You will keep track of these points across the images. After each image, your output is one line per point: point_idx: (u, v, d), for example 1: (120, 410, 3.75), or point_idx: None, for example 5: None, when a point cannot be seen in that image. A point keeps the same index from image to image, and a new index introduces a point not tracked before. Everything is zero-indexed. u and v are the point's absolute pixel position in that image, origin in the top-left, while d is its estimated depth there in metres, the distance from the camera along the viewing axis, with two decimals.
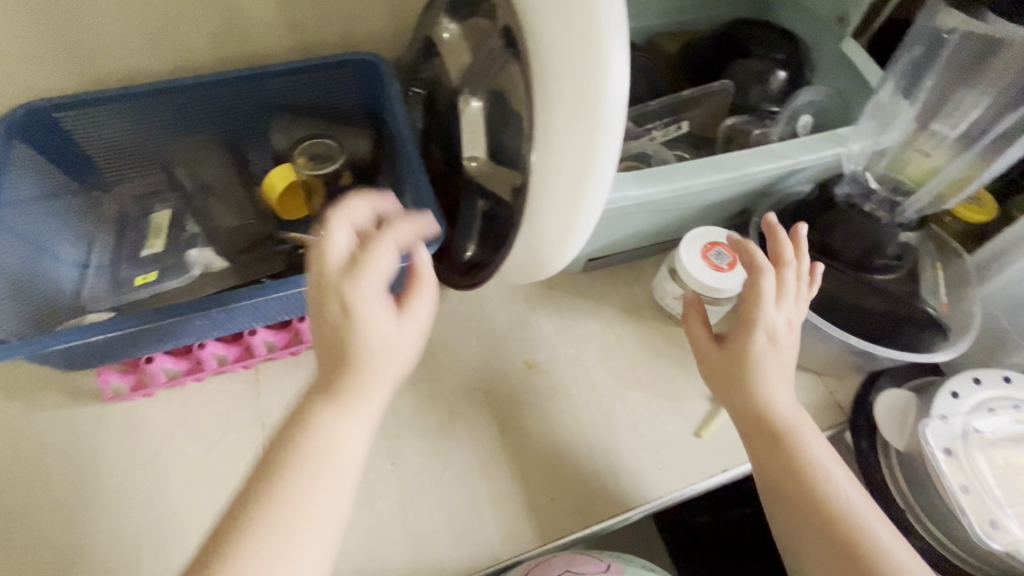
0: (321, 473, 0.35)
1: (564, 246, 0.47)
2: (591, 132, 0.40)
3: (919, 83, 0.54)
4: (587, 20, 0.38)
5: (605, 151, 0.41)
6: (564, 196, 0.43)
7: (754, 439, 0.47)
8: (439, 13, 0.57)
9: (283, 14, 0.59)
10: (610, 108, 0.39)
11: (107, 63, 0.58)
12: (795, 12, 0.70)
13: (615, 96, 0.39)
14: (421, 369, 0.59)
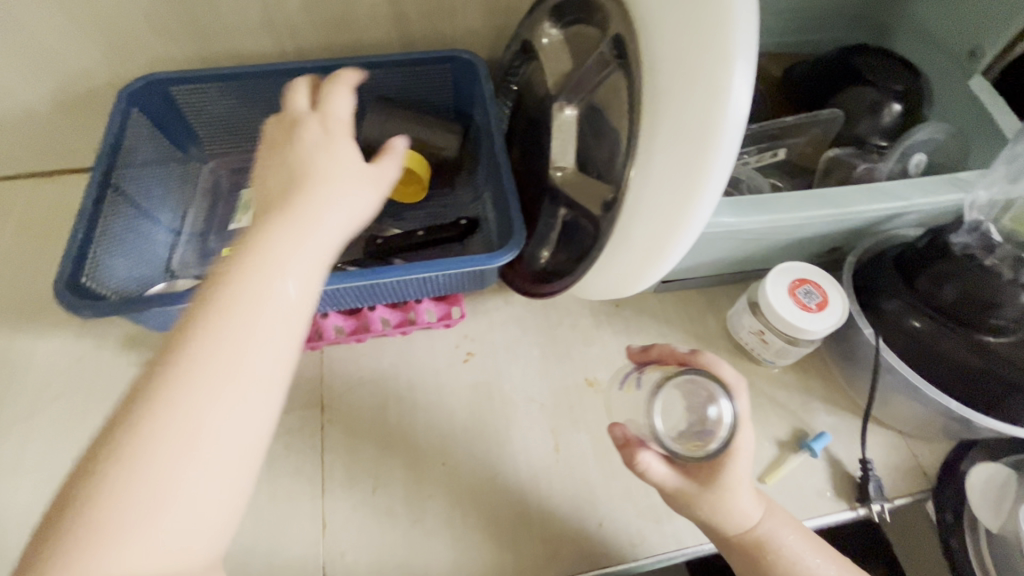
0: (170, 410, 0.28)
1: (652, 265, 0.45)
2: (702, 154, 0.38)
3: None
4: (716, 37, 0.36)
5: (713, 177, 0.39)
6: (662, 216, 0.42)
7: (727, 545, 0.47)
8: (543, 17, 0.56)
9: (390, 6, 0.60)
10: (727, 132, 0.37)
11: (222, 41, 0.60)
12: (918, 43, 0.65)
13: (734, 119, 0.37)
14: (481, 371, 0.59)
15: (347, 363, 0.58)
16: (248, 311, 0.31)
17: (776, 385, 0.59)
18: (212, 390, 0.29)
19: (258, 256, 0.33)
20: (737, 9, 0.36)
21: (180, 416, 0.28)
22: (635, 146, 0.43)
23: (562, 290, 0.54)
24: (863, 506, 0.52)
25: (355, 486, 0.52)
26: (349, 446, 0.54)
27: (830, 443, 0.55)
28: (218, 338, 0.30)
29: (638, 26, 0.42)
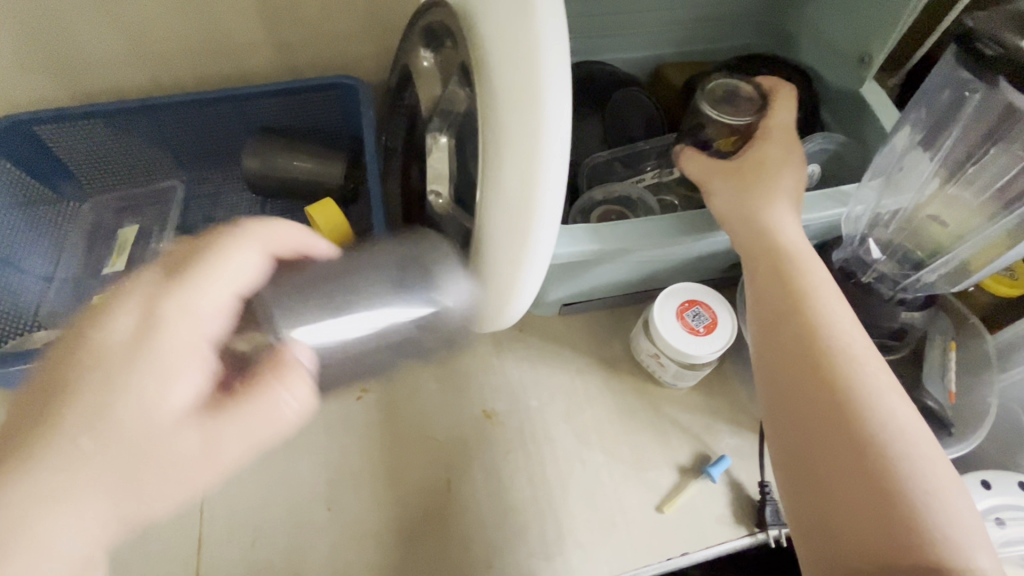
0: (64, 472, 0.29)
1: (508, 305, 0.44)
2: (530, 170, 0.36)
3: (941, 138, 0.45)
4: (529, 81, 0.34)
5: (546, 195, 0.37)
6: (509, 239, 0.39)
7: (792, 366, 0.39)
8: (416, 40, 0.54)
9: (264, 32, 0.58)
10: (548, 144, 0.35)
11: (88, 77, 0.58)
12: (816, 47, 0.63)
13: (554, 131, 0.35)
14: (375, 408, 0.57)
15: None
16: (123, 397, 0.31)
17: (680, 408, 0.58)
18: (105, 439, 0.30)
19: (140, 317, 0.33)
20: (542, 18, 0.34)
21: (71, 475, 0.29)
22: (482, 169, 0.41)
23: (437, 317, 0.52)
24: (761, 531, 0.51)
25: (234, 539, 0.50)
26: (231, 497, 0.52)
27: (731, 466, 0.54)
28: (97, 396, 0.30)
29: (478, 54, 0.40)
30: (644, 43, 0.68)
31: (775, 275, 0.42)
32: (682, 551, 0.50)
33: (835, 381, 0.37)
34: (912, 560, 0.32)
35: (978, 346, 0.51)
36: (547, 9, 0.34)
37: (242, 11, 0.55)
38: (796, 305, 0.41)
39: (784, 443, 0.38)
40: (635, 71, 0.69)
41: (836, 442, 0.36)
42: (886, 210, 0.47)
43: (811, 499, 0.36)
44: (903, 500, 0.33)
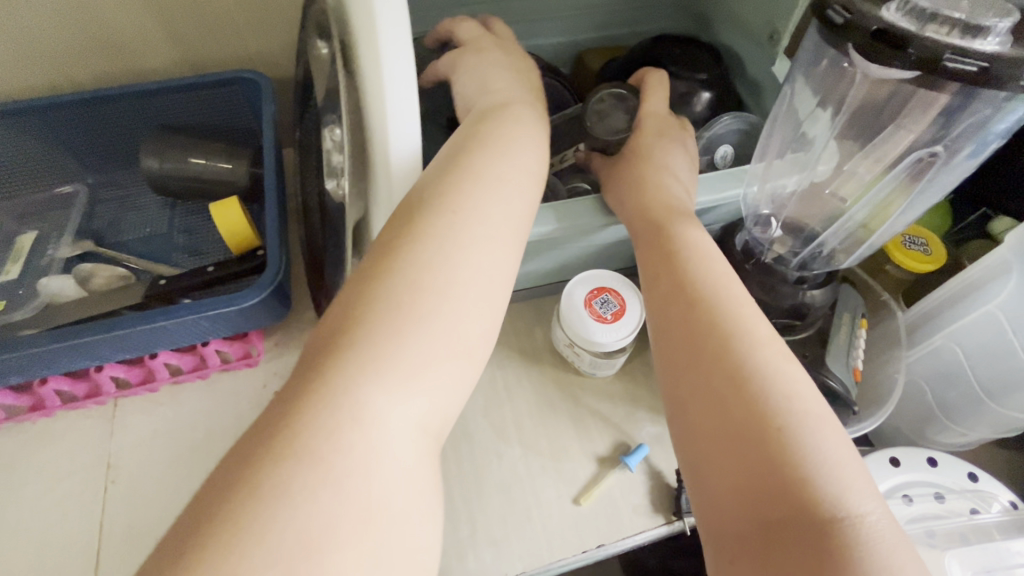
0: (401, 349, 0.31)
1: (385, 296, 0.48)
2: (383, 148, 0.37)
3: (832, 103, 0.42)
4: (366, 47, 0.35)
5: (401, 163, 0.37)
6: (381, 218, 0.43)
7: (677, 314, 0.38)
8: (313, 30, 0.52)
9: (161, 27, 0.56)
10: (395, 120, 0.35)
11: None
12: (732, 28, 0.63)
13: (398, 102, 0.35)
14: None
15: (139, 415, 0.54)
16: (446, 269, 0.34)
17: (600, 397, 0.57)
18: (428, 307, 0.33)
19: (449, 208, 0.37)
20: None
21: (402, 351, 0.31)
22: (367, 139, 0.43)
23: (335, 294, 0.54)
24: (678, 519, 0.50)
25: (135, 552, 0.48)
26: (135, 508, 0.50)
27: (649, 454, 0.53)
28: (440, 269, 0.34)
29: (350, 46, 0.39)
30: (562, 29, 0.67)
31: (670, 258, 0.41)
32: (598, 544, 0.49)
33: (726, 353, 0.35)
34: (803, 535, 0.29)
35: (890, 323, 0.51)
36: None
37: (131, 6, 0.53)
38: (687, 284, 0.39)
39: (677, 425, 0.36)
40: (557, 57, 0.69)
41: (723, 390, 0.34)
42: (784, 189, 0.48)
43: (699, 474, 0.34)
44: (791, 471, 0.30)
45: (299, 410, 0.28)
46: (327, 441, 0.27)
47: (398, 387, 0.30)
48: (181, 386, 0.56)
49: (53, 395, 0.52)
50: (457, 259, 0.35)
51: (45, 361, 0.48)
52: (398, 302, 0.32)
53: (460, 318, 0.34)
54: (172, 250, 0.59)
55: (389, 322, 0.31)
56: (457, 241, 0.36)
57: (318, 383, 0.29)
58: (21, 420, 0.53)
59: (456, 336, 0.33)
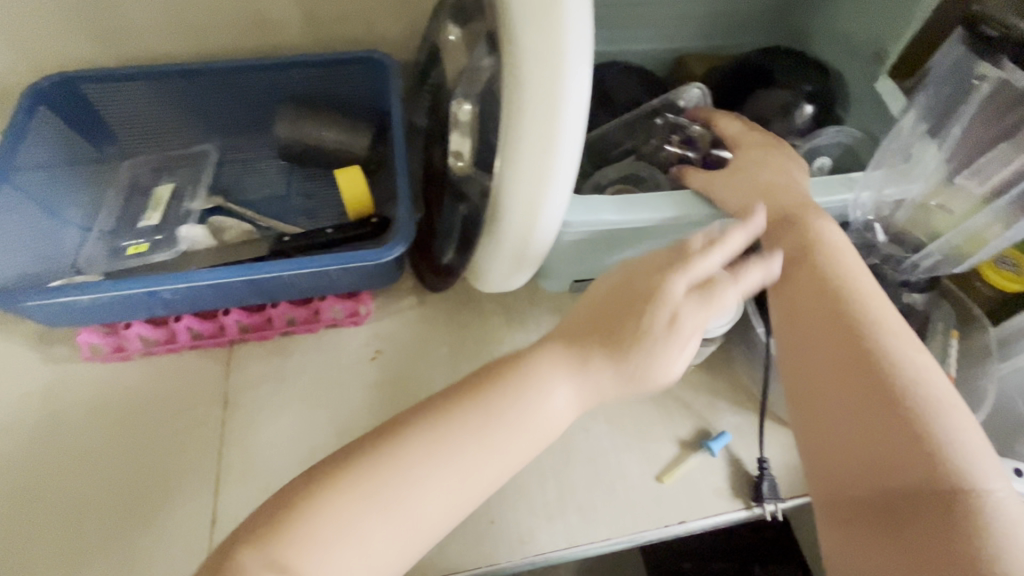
0: (416, 476, 0.36)
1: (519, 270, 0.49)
2: (545, 169, 0.40)
3: (947, 127, 0.48)
4: (547, 24, 0.36)
5: (566, 140, 0.39)
6: (517, 210, 0.43)
7: (801, 320, 0.43)
8: (445, 18, 0.57)
9: (302, 8, 0.61)
10: (571, 98, 0.38)
11: (136, 44, 0.61)
12: (833, 46, 0.65)
13: (575, 81, 0.37)
14: (387, 371, 0.59)
15: (254, 359, 0.58)
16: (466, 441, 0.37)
17: (682, 384, 0.59)
18: (443, 462, 0.37)
19: (551, 336, 0.41)
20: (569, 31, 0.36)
21: (411, 487, 0.36)
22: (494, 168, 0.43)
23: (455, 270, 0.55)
24: (758, 506, 0.52)
25: (249, 481, 0.52)
26: (249, 441, 0.54)
27: (731, 442, 0.55)
28: (467, 435, 0.38)
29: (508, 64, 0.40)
30: (664, 35, 0.70)
31: (803, 266, 0.44)
32: (679, 520, 0.52)
33: (857, 352, 0.40)
34: (926, 512, 0.35)
35: (983, 337, 0.52)
36: (574, 17, 0.36)
37: None
38: (818, 286, 0.43)
39: (801, 413, 0.41)
40: (655, 64, 0.72)
41: (849, 391, 0.39)
42: (892, 199, 0.49)
43: (824, 464, 0.39)
44: (918, 455, 0.36)
45: (334, 470, 0.36)
46: (304, 555, 0.33)
47: (399, 490, 0.36)
48: (292, 336, 0.60)
49: (184, 331, 0.57)
50: (496, 407, 0.38)
51: (189, 297, 0.53)
52: (443, 421, 0.38)
53: (501, 444, 0.38)
54: (291, 212, 0.63)
55: (416, 441, 0.37)
56: (472, 404, 0.39)
57: (345, 465, 0.36)
58: (150, 353, 0.57)
59: (444, 485, 0.37)
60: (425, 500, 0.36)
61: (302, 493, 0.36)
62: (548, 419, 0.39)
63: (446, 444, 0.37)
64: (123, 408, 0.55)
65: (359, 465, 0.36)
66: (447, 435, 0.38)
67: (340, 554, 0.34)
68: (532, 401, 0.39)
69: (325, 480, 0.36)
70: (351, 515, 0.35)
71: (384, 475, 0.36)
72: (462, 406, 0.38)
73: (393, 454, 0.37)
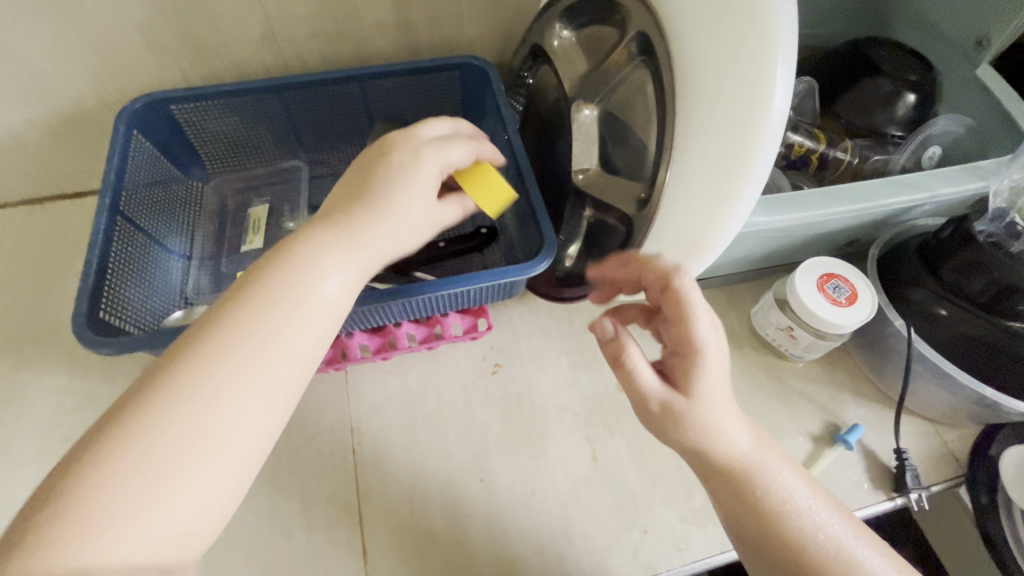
0: (207, 394, 0.29)
1: None
2: (724, 209, 0.39)
3: None
4: (756, 26, 0.35)
5: (766, 149, 0.37)
6: (695, 220, 0.41)
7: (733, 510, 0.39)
8: (554, 19, 0.55)
9: (396, 14, 0.58)
10: (776, 102, 0.35)
11: (222, 58, 0.58)
12: (921, 34, 0.65)
13: (781, 85, 0.35)
14: (510, 385, 0.58)
15: (373, 382, 0.57)
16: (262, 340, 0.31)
17: (803, 380, 0.59)
18: (244, 365, 0.30)
19: (334, 230, 0.35)
20: (776, 72, 0.35)
21: (206, 399, 0.29)
22: (659, 195, 0.44)
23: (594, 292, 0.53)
24: (900, 496, 0.53)
25: (393, 509, 0.51)
26: (384, 466, 0.53)
27: (863, 435, 0.56)
28: (231, 348, 0.30)
29: (688, 96, 0.40)
30: None
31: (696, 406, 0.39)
32: None
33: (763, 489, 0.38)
34: None
35: None
36: (783, 60, 0.35)
37: None
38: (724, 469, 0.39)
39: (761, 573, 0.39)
40: None
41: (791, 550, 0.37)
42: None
43: None
44: None
45: (138, 388, 0.29)
46: (144, 447, 0.27)
47: (190, 408, 0.29)
48: (407, 356, 0.58)
49: None
50: (262, 323, 0.31)
51: None
52: (243, 300, 0.32)
53: (256, 356, 0.31)
54: None
55: (218, 344, 0.30)
56: (316, 256, 0.34)
57: (151, 385, 0.29)
58: None
59: (247, 397, 0.30)
60: (246, 393, 0.30)
61: (123, 410, 0.28)
62: (275, 363, 0.31)
63: (275, 331, 0.31)
64: None
65: (219, 331, 0.31)
66: (241, 328, 0.31)
67: (147, 478, 0.27)
68: (315, 296, 0.33)
69: (174, 365, 0.29)
70: (196, 422, 0.28)
71: (182, 408, 0.28)
72: (235, 320, 0.31)
73: (186, 368, 0.29)
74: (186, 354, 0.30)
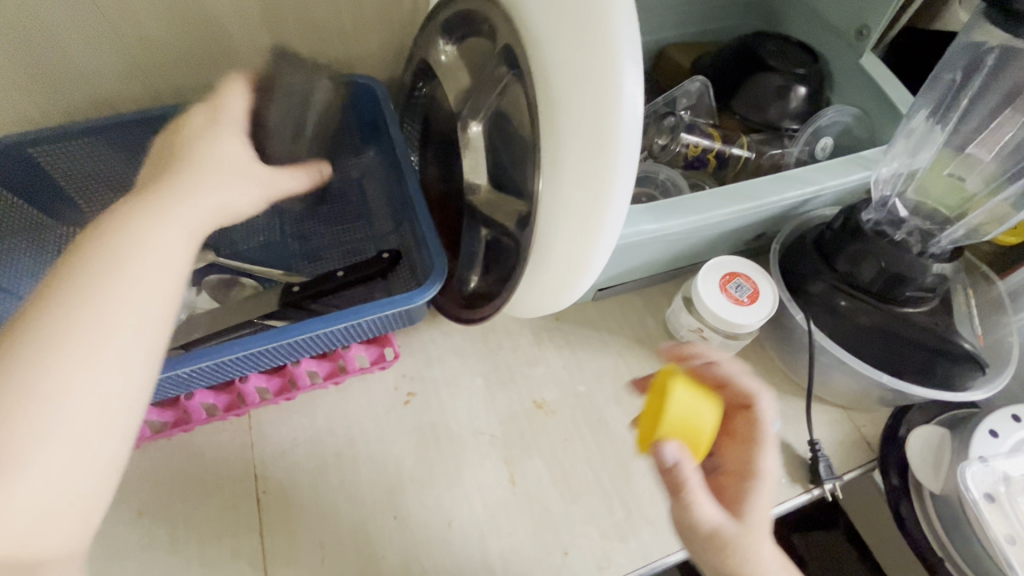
0: (77, 343, 0.28)
1: (567, 295, 0.45)
2: (598, 217, 0.39)
3: (954, 106, 0.50)
4: (597, 31, 0.34)
5: (627, 154, 0.36)
6: (572, 234, 0.40)
7: None
8: (436, 33, 0.53)
9: (273, 33, 0.56)
10: (629, 106, 0.35)
11: (85, 94, 0.54)
12: (809, 25, 0.66)
13: (630, 88, 0.35)
14: (424, 413, 0.56)
15: (279, 425, 0.54)
16: (113, 282, 0.30)
17: None
18: (108, 293, 0.29)
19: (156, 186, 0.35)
20: (623, 78, 0.34)
21: (81, 342, 0.28)
22: (536, 215, 0.42)
23: (494, 313, 0.51)
24: (816, 487, 0.53)
25: (301, 558, 0.48)
26: (292, 514, 0.50)
27: (778, 429, 0.56)
28: (91, 292, 0.29)
29: (551, 115, 0.38)
30: (648, 29, 0.69)
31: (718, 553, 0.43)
32: None
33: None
34: None
35: (992, 290, 0.55)
36: (628, 65, 0.34)
37: (250, 12, 0.53)
38: None
39: None
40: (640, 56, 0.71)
41: None
42: (921, 163, 0.52)
43: None
44: None
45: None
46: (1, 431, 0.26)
47: (52, 367, 0.27)
48: (314, 393, 0.56)
49: (198, 408, 0.51)
50: (118, 264, 0.30)
51: (206, 373, 0.48)
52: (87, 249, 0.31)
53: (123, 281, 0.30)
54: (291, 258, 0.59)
55: (74, 270, 0.30)
56: (127, 225, 0.32)
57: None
58: (161, 436, 0.52)
59: (101, 379, 0.28)
60: (121, 320, 0.29)
61: None
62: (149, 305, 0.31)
63: (97, 285, 0.29)
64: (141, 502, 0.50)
65: (64, 280, 0.29)
66: (86, 282, 0.29)
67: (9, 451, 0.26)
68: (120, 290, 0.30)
69: None
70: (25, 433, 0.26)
71: (45, 354, 0.27)
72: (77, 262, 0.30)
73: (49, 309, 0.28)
74: (43, 300, 0.29)
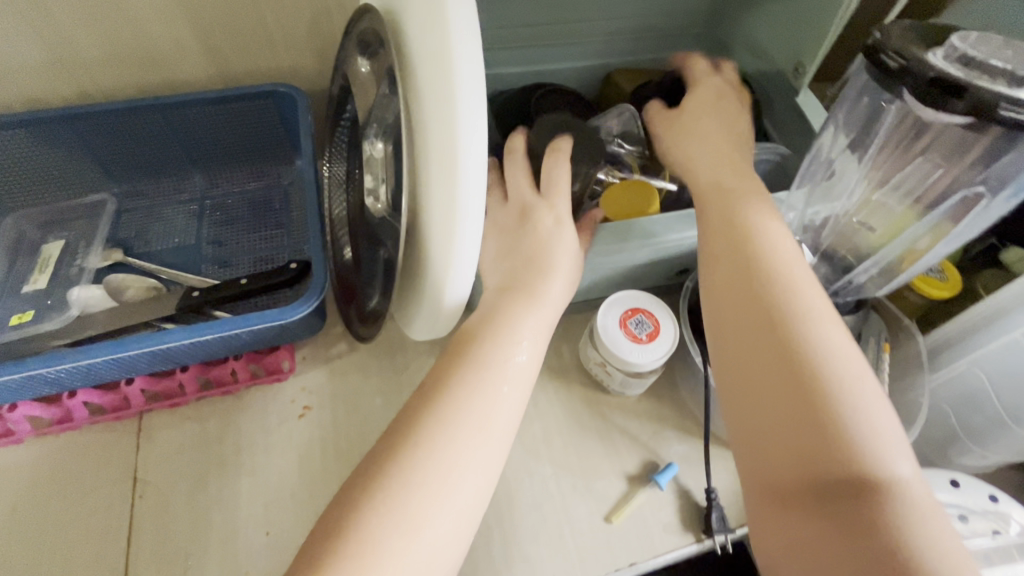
0: (473, 434, 0.35)
1: (443, 321, 0.45)
2: (449, 248, 0.39)
3: (866, 143, 0.48)
4: (443, 69, 0.35)
5: (467, 190, 0.36)
6: (436, 259, 0.41)
7: (758, 341, 0.39)
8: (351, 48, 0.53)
9: (197, 37, 0.56)
10: (466, 142, 0.35)
11: (5, 88, 0.54)
12: (754, 59, 0.65)
13: (469, 129, 0.35)
14: (316, 429, 0.55)
15: (165, 429, 0.53)
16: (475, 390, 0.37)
17: (628, 415, 0.57)
18: (468, 428, 0.35)
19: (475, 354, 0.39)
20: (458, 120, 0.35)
21: (455, 463, 0.34)
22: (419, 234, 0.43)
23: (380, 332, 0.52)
24: (707, 538, 0.51)
25: (164, 568, 0.47)
26: (162, 523, 0.49)
27: (678, 473, 0.54)
28: (465, 396, 0.36)
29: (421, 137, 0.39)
30: (593, 53, 0.68)
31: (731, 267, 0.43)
32: (628, 562, 0.50)
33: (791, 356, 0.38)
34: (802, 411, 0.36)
35: (912, 347, 0.52)
36: (465, 104, 0.34)
37: (174, 19, 0.54)
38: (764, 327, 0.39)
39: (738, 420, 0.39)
40: (586, 80, 0.70)
41: (783, 387, 0.37)
42: (817, 218, 0.51)
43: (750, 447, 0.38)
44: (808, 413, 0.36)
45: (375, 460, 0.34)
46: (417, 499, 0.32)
47: (450, 463, 0.34)
48: (207, 399, 0.55)
49: (80, 407, 0.51)
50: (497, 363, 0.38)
51: (84, 376, 0.48)
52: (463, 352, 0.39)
53: (495, 391, 0.37)
54: (202, 262, 0.58)
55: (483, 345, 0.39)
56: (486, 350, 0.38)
57: (390, 448, 0.34)
58: (45, 432, 0.52)
59: (471, 458, 0.35)
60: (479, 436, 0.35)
61: (416, 462, 0.34)
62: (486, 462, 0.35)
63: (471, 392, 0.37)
64: (15, 496, 0.50)
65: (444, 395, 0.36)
66: (474, 376, 0.37)
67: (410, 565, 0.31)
68: (487, 394, 0.37)
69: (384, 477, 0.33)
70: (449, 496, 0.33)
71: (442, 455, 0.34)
72: (472, 364, 0.38)
73: (429, 420, 0.35)
74: (423, 415, 0.36)
